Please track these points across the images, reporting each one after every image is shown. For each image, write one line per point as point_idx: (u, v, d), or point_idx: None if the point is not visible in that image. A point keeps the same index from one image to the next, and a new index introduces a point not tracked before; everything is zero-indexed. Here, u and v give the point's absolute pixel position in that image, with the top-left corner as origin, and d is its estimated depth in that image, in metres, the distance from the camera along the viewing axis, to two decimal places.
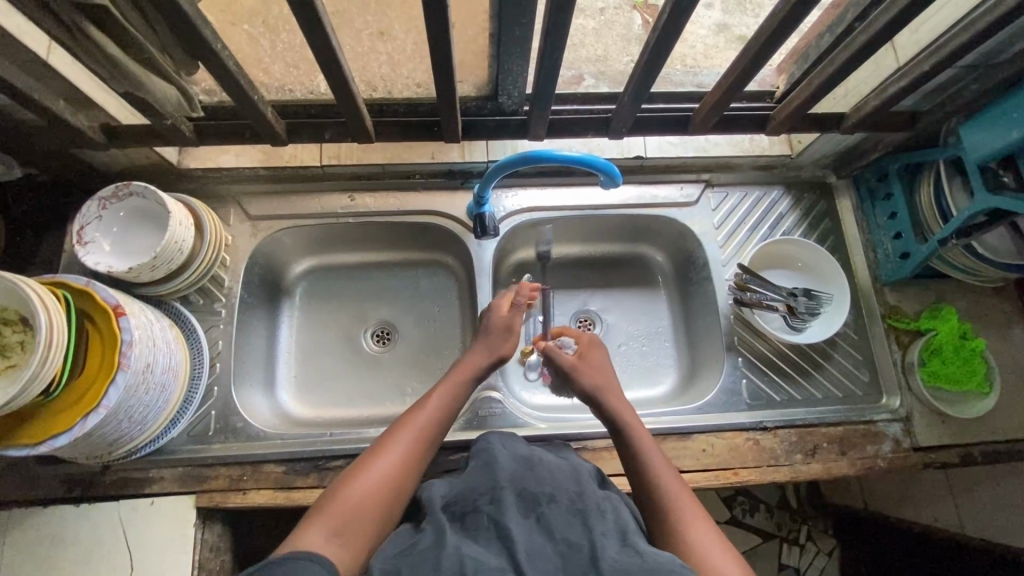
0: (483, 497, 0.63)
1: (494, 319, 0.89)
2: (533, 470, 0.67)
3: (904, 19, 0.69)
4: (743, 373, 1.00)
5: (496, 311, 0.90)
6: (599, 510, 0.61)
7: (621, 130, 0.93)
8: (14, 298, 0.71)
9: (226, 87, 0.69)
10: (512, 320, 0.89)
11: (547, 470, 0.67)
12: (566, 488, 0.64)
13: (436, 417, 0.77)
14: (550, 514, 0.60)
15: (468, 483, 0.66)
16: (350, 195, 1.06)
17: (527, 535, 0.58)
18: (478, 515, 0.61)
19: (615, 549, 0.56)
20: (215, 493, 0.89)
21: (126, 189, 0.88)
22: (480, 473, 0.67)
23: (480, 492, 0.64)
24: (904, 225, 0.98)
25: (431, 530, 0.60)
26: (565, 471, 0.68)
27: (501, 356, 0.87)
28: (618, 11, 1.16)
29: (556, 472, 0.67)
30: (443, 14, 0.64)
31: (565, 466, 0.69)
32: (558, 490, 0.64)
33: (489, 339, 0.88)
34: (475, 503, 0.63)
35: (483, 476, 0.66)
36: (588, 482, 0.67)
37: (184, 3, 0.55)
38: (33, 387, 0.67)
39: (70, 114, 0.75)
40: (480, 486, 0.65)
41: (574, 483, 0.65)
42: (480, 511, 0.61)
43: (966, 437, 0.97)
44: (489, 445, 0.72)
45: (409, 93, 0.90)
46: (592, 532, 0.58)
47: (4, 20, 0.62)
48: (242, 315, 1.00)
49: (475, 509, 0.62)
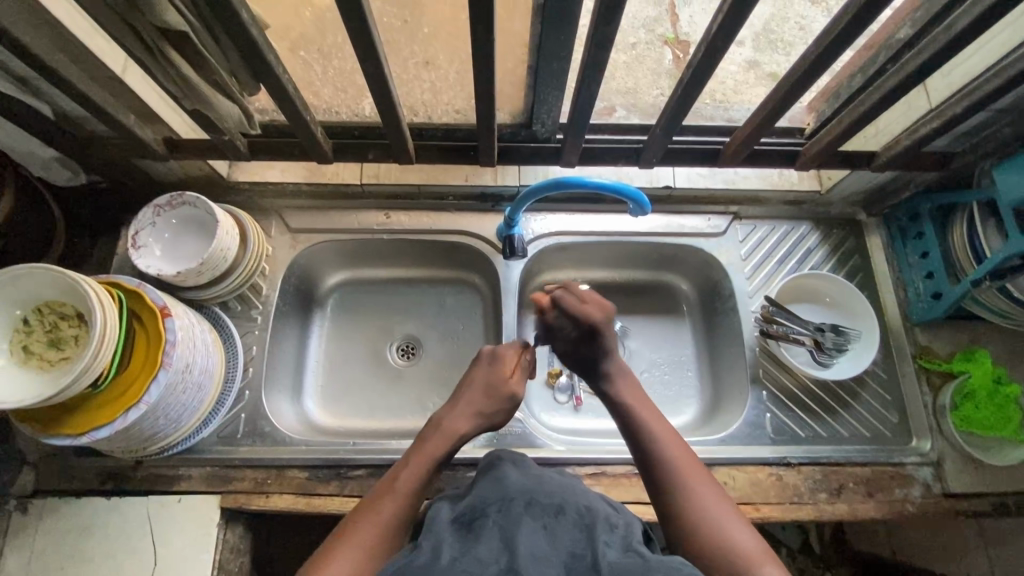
0: (492, 505, 0.64)
1: (491, 380, 0.86)
2: (543, 485, 0.67)
3: (937, 63, 0.70)
4: (768, 407, 0.99)
5: (501, 371, 0.86)
6: (607, 524, 0.62)
7: (652, 159, 0.95)
8: (72, 294, 0.75)
9: (283, 108, 0.74)
10: (513, 387, 0.86)
11: (556, 486, 0.68)
12: (575, 500, 0.65)
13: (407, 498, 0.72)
14: (559, 524, 0.61)
15: (477, 495, 0.66)
16: (385, 213, 1.10)
17: (533, 542, 0.58)
18: (486, 520, 0.61)
19: (618, 555, 0.57)
20: (240, 495, 0.91)
21: (179, 199, 0.93)
22: (487, 487, 0.68)
23: (490, 501, 0.65)
24: (937, 265, 0.98)
25: (436, 537, 0.60)
26: (576, 490, 0.68)
27: (492, 423, 0.85)
28: (649, 46, 1.20)
29: (567, 487, 0.68)
30: (489, 44, 0.68)
31: (573, 485, 0.70)
32: (567, 502, 0.65)
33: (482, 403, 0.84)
34: (483, 510, 0.63)
35: (491, 489, 0.67)
36: (596, 499, 0.68)
37: (254, 31, 0.60)
38: (83, 379, 0.70)
39: (138, 127, 0.80)
40: (490, 498, 0.65)
41: (583, 497, 0.66)
42: (488, 515, 0.62)
43: (1001, 486, 0.94)
44: (501, 463, 0.73)
45: (447, 119, 0.95)
46: (597, 542, 0.58)
47: (89, 41, 0.68)
48: (276, 322, 1.04)
49: (483, 516, 0.62)
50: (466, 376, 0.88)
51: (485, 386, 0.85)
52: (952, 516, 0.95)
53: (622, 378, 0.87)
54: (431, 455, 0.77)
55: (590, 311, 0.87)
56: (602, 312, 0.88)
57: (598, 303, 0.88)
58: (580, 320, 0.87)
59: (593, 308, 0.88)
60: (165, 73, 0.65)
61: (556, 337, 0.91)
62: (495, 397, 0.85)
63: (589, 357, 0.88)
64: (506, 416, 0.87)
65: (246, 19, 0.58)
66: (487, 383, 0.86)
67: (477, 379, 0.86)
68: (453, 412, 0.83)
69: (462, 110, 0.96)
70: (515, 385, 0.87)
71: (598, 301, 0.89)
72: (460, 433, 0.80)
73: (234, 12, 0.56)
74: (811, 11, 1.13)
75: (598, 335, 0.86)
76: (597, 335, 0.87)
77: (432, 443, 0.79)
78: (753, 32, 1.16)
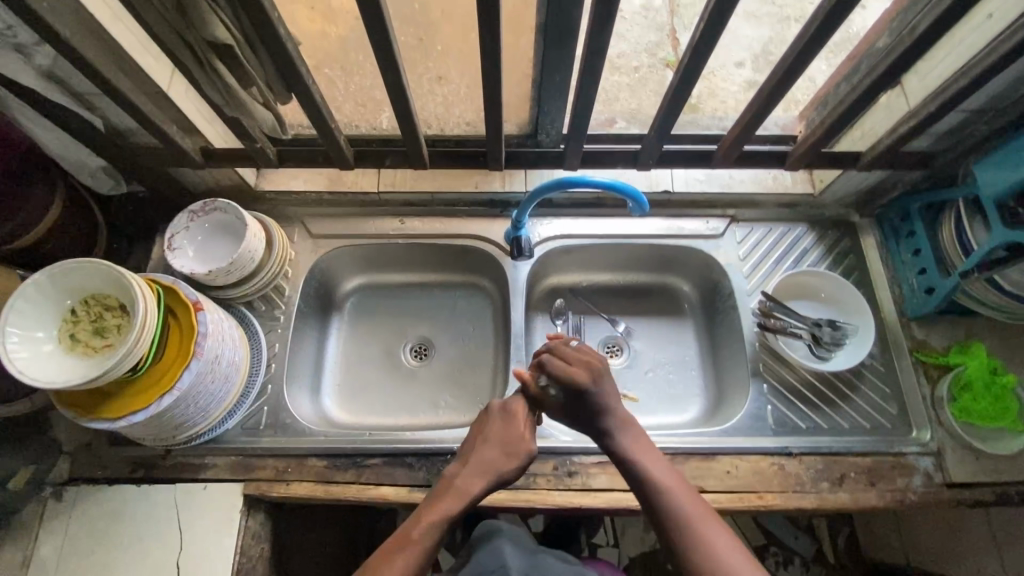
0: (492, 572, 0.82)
1: (501, 438, 0.85)
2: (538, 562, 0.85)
3: (906, 62, 0.76)
4: (769, 399, 1.02)
5: (513, 426, 0.86)
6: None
7: (649, 162, 1.01)
8: (117, 286, 0.81)
9: (311, 117, 0.81)
10: (527, 442, 0.85)
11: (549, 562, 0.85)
12: None
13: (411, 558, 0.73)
14: None
15: (478, 562, 0.84)
16: (401, 219, 1.16)
17: None
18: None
19: None
20: (261, 483, 0.95)
21: (212, 205, 1.01)
22: (487, 556, 0.85)
23: (490, 568, 0.83)
24: (928, 261, 1.01)
25: None
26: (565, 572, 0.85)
27: (502, 482, 0.83)
28: (652, 69, 1.30)
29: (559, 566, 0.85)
30: (497, 54, 0.75)
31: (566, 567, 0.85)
32: None
33: (496, 459, 0.83)
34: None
35: (493, 559, 0.84)
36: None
37: (288, 44, 0.67)
38: (125, 362, 0.76)
39: (179, 137, 0.88)
40: (489, 566, 0.83)
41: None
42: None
43: (1001, 475, 0.95)
44: (501, 535, 0.88)
45: (459, 130, 1.03)
46: None
47: (139, 58, 0.76)
48: (298, 322, 1.10)
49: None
50: (475, 430, 0.88)
51: (496, 442, 0.85)
52: (956, 507, 0.96)
53: (632, 430, 0.85)
54: (441, 511, 0.77)
55: (574, 372, 0.87)
56: (587, 371, 0.87)
57: (585, 362, 0.88)
58: (564, 380, 0.86)
59: (579, 370, 0.87)
60: (209, 83, 0.73)
61: (543, 406, 0.91)
62: (510, 450, 0.84)
63: (580, 411, 0.87)
64: (518, 473, 0.85)
65: (282, 34, 0.66)
66: (501, 437, 0.85)
67: (491, 434, 0.86)
68: (461, 469, 0.82)
69: (471, 122, 1.03)
70: (528, 442, 0.86)
71: (584, 360, 0.88)
72: (473, 490, 0.79)
73: (271, 28, 0.64)
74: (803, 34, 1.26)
75: (581, 393, 0.85)
76: (580, 396, 0.86)
77: (440, 500, 0.79)
78: (752, 54, 1.28)
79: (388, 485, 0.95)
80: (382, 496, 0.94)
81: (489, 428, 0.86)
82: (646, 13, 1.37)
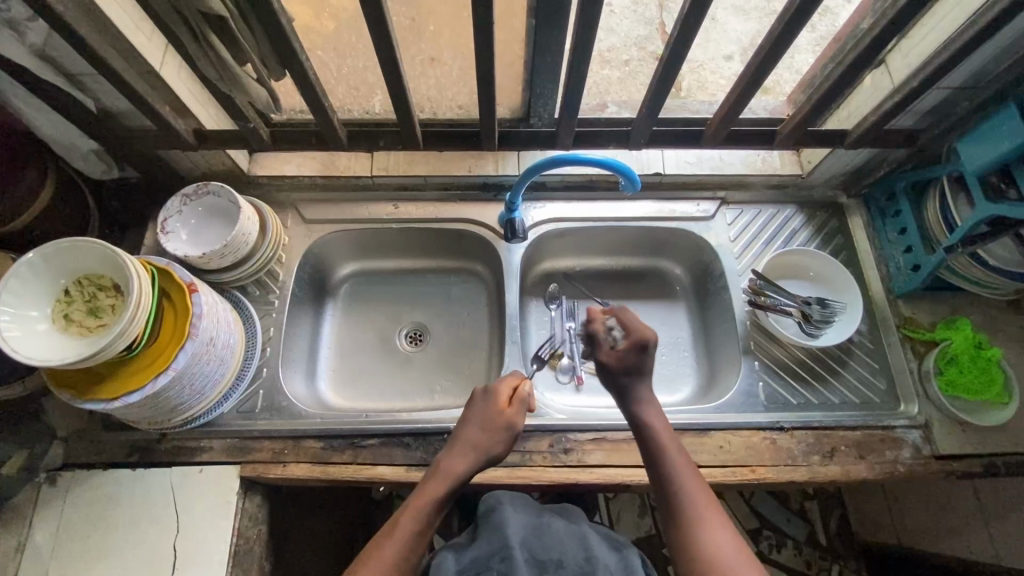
0: (495, 557, 0.74)
1: (484, 417, 0.85)
2: (542, 537, 0.78)
3: (890, 36, 0.77)
4: (760, 376, 1.04)
5: (493, 404, 0.85)
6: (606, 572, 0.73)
7: (640, 141, 1.02)
8: (112, 266, 0.81)
9: (305, 96, 0.81)
10: (511, 418, 0.85)
11: (554, 536, 0.78)
12: (575, 554, 0.76)
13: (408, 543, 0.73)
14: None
15: (480, 546, 0.76)
16: (394, 204, 1.17)
17: None
18: (491, 573, 0.72)
19: None
20: (258, 464, 0.95)
21: (205, 188, 1.01)
22: (489, 537, 0.77)
23: (492, 551, 0.75)
24: (914, 238, 1.03)
25: None
26: (572, 536, 0.79)
27: (492, 459, 0.82)
28: (642, 62, 1.32)
29: (564, 538, 0.78)
30: (488, 30, 0.75)
31: (570, 534, 0.79)
32: (566, 554, 0.76)
33: (481, 439, 0.83)
34: (488, 563, 0.74)
35: (493, 539, 0.77)
36: (597, 543, 0.79)
37: (282, 18, 0.67)
38: (119, 341, 0.76)
39: (172, 118, 0.88)
40: (491, 549, 0.75)
41: (583, 546, 0.77)
42: (492, 569, 0.73)
43: (988, 447, 0.97)
44: (500, 509, 0.82)
45: (452, 113, 1.03)
46: None
47: (131, 33, 0.75)
48: (292, 307, 1.10)
49: (488, 568, 0.73)
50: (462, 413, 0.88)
51: (479, 423, 0.84)
52: (944, 478, 0.98)
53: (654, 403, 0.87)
54: (430, 495, 0.78)
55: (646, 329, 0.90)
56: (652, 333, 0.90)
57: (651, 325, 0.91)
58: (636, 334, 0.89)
59: (638, 333, 0.89)
60: (204, 59, 0.73)
61: (598, 345, 0.91)
62: (493, 431, 0.83)
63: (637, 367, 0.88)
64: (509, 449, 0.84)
65: (276, 8, 0.66)
66: (484, 418, 0.85)
67: (474, 416, 0.86)
68: (449, 453, 0.82)
69: (464, 105, 1.03)
70: (513, 420, 0.85)
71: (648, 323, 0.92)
72: (460, 470, 0.80)
73: (266, 1, 0.64)
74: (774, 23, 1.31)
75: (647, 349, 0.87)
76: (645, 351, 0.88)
77: (429, 483, 0.79)
78: (740, 47, 1.30)
79: (385, 465, 0.95)
80: (379, 476, 0.94)
81: (473, 407, 0.87)
82: (635, 9, 1.39)
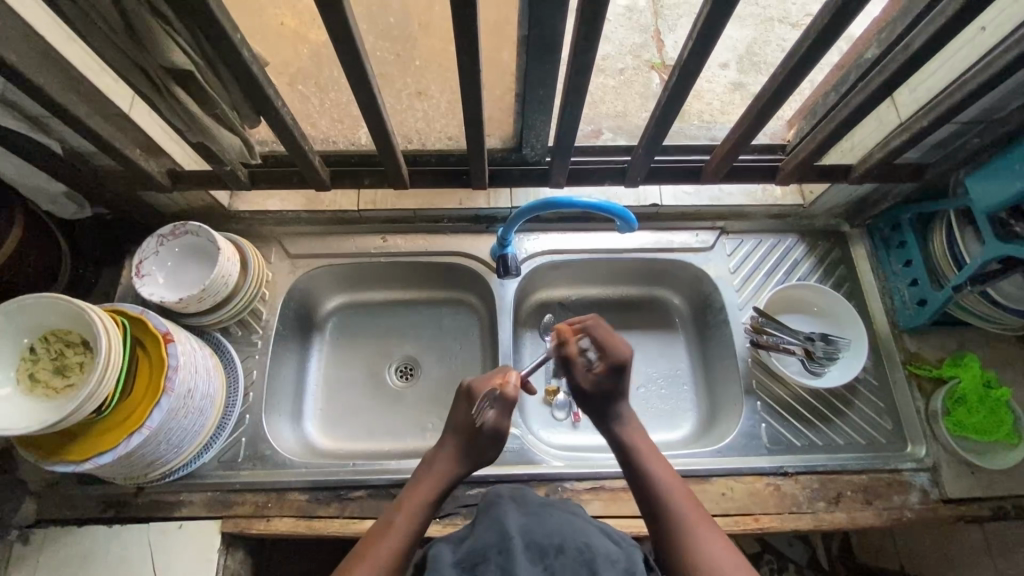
0: (493, 547, 0.66)
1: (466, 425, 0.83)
2: (543, 521, 0.70)
3: (897, 80, 0.74)
4: (762, 417, 1.00)
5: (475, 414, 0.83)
6: (607, 564, 0.65)
7: (637, 178, 0.98)
8: (78, 322, 0.77)
9: (283, 140, 0.77)
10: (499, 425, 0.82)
11: (555, 521, 0.70)
12: (575, 537, 0.68)
13: (396, 542, 0.73)
14: (559, 563, 0.64)
15: (477, 537, 0.68)
16: (383, 237, 1.13)
17: None
18: (488, 565, 0.64)
19: None
20: (240, 519, 0.91)
21: (182, 228, 0.96)
22: (486, 528, 0.69)
23: (489, 543, 0.66)
24: (920, 272, 1.00)
25: None
26: (573, 522, 0.71)
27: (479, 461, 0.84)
28: (636, 71, 1.28)
29: (565, 522, 0.70)
30: (475, 74, 0.71)
31: (571, 519, 0.71)
32: (567, 539, 0.67)
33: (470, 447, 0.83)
34: (485, 554, 0.65)
35: (491, 528, 0.69)
36: (597, 533, 0.70)
37: (253, 67, 0.63)
38: (88, 405, 0.71)
39: (143, 160, 0.83)
40: (489, 540, 0.67)
41: (582, 533, 0.69)
42: (491, 561, 0.64)
43: (997, 490, 0.94)
44: (499, 501, 0.74)
45: (441, 146, 0.97)
46: None
47: (97, 82, 0.71)
48: (276, 347, 1.06)
49: (485, 560, 0.64)
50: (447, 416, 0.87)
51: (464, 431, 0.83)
52: (953, 522, 0.95)
53: (632, 417, 0.87)
54: (418, 500, 0.78)
55: (620, 346, 0.86)
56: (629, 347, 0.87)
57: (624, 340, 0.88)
58: (611, 355, 0.85)
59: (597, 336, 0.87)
60: (175, 109, 0.69)
61: (574, 369, 0.88)
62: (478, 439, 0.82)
63: (610, 392, 0.87)
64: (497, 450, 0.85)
65: (247, 56, 0.62)
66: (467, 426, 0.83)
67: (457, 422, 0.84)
68: (440, 453, 0.83)
69: (454, 137, 0.98)
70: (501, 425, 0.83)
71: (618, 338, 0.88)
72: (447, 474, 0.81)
73: (234, 50, 0.60)
74: (773, 36, 1.28)
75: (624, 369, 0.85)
76: (622, 370, 0.86)
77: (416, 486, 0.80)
78: (737, 55, 1.27)
79: (372, 519, 0.91)
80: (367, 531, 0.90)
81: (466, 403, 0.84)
82: (630, 15, 1.35)
